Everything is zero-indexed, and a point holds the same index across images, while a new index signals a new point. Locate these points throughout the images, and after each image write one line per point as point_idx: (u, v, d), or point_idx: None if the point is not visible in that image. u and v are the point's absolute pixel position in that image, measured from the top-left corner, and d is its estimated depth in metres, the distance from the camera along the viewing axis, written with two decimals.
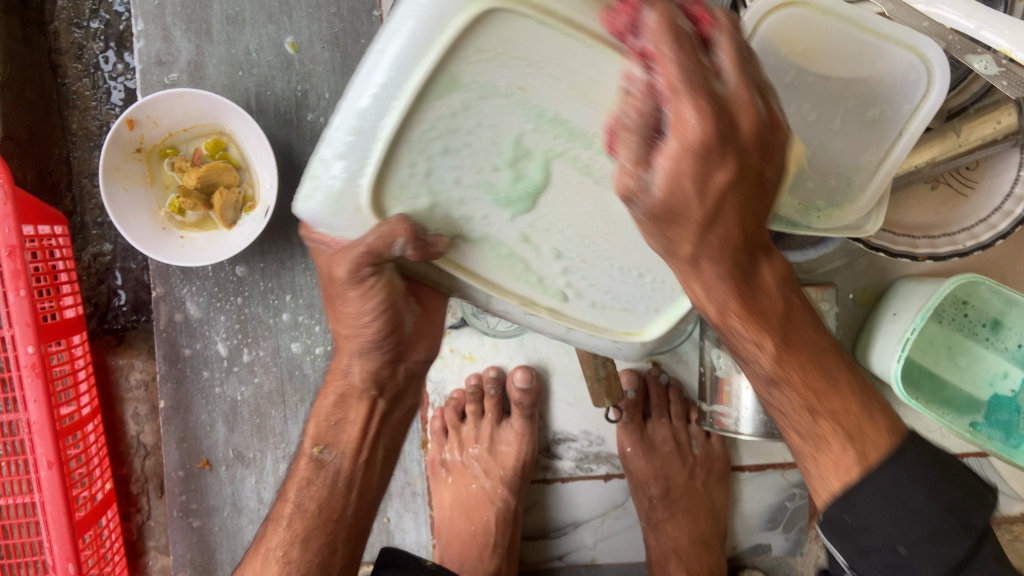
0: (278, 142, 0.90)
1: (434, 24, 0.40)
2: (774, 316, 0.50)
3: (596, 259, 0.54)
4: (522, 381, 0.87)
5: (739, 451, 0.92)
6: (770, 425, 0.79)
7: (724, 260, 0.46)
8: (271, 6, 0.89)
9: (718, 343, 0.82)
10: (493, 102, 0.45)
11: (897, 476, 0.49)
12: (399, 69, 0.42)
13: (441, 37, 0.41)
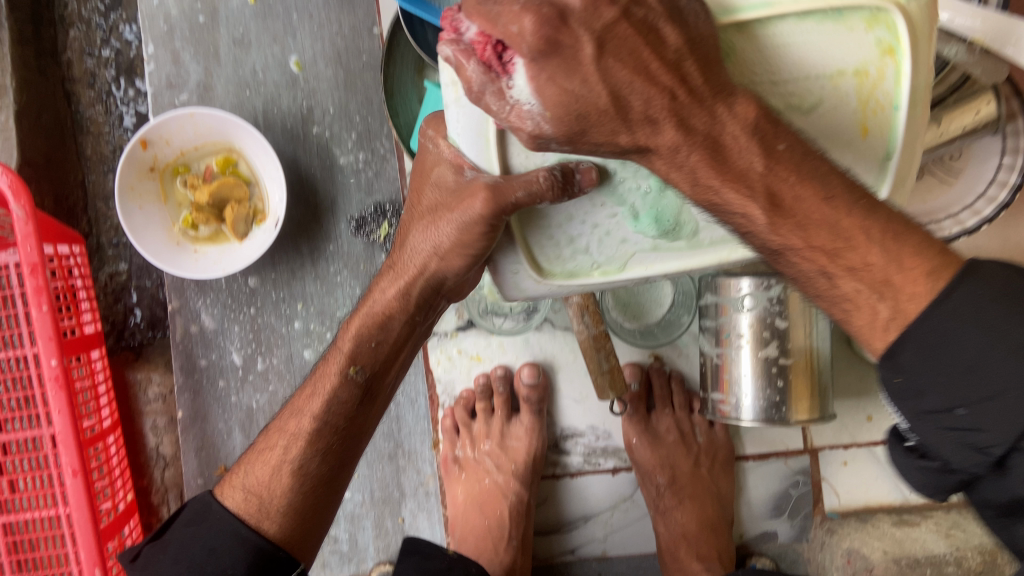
0: (286, 156, 0.94)
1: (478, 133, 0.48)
2: (788, 168, 0.44)
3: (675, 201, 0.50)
4: (528, 378, 0.90)
5: (743, 440, 0.95)
6: (771, 411, 0.82)
7: (703, 149, 0.43)
8: (275, 27, 0.93)
9: (715, 334, 0.85)
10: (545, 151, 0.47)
11: (944, 323, 0.42)
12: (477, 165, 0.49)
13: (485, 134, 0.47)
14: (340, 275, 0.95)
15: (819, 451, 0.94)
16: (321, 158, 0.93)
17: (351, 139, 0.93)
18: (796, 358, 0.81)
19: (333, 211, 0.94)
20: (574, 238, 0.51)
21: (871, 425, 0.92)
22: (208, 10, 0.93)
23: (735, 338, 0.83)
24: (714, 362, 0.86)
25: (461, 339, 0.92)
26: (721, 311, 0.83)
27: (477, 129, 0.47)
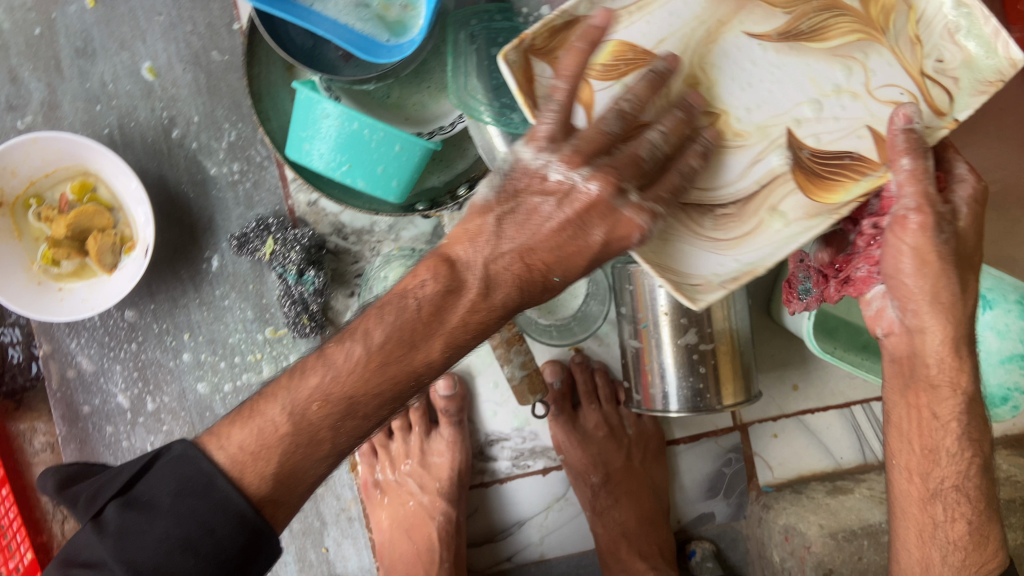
0: (150, 175, 0.85)
1: (737, 263, 0.50)
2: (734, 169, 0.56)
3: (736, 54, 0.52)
4: (446, 390, 0.85)
5: (671, 425, 0.93)
6: (695, 400, 0.78)
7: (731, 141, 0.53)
8: (122, 31, 0.83)
9: (629, 325, 0.81)
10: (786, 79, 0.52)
11: None
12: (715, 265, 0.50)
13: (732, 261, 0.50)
14: (228, 299, 0.87)
15: (748, 427, 0.92)
16: (191, 173, 0.85)
17: (223, 149, 0.85)
18: (718, 343, 0.78)
19: (211, 230, 0.86)
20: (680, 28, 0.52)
21: (796, 394, 0.92)
22: (42, 20, 0.83)
23: (652, 326, 0.79)
24: (635, 349, 0.81)
25: None
26: (635, 297, 0.79)
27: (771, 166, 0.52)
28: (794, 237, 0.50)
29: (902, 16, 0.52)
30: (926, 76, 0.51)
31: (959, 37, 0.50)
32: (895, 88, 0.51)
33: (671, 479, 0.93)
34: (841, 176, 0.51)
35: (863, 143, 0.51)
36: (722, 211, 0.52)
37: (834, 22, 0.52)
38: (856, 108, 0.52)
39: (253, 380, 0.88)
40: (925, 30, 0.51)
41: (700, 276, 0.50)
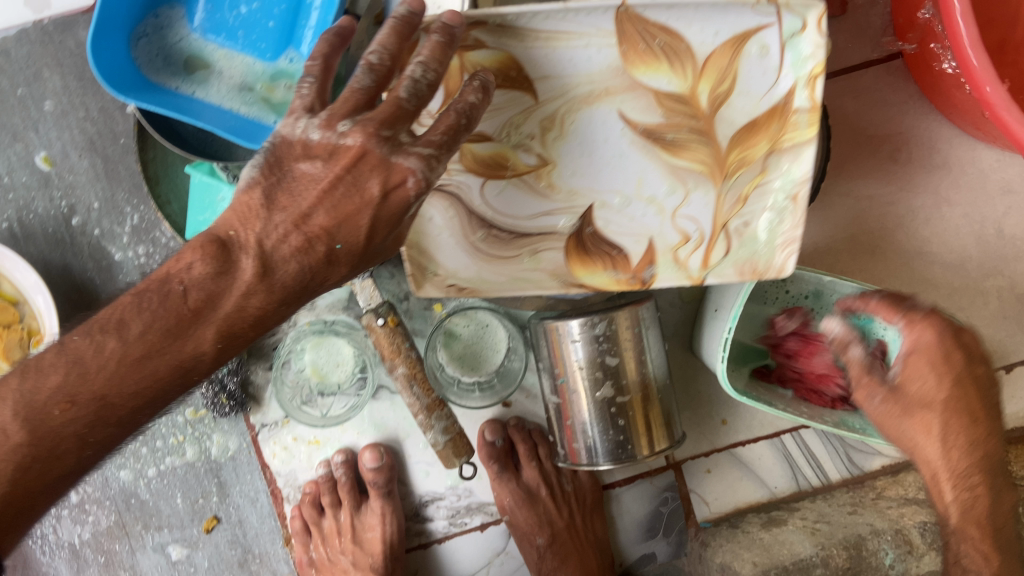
0: (54, 264, 0.84)
1: (473, 269, 0.69)
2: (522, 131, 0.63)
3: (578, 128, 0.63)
4: (372, 461, 0.85)
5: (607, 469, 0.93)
6: (618, 451, 0.78)
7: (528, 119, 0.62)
8: (14, 123, 0.82)
9: (547, 379, 0.81)
10: (613, 169, 0.64)
11: None
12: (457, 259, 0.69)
13: (474, 277, 0.69)
14: None
15: (682, 464, 0.93)
16: (95, 259, 0.84)
17: (126, 233, 0.84)
18: (633, 394, 0.78)
19: None
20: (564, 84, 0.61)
21: (726, 429, 0.92)
22: None
23: (571, 382, 0.78)
24: (556, 405, 0.81)
25: (294, 426, 0.87)
26: (553, 353, 0.79)
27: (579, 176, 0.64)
28: (526, 280, 0.69)
29: (749, 174, 0.63)
30: (725, 228, 0.65)
31: (769, 216, 0.64)
32: (693, 223, 0.65)
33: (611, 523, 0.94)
34: (598, 258, 0.67)
35: (634, 246, 0.66)
36: (494, 235, 0.67)
37: (692, 144, 0.62)
38: (655, 220, 0.65)
39: (177, 463, 0.87)
40: (754, 197, 0.64)
41: (439, 267, 0.69)
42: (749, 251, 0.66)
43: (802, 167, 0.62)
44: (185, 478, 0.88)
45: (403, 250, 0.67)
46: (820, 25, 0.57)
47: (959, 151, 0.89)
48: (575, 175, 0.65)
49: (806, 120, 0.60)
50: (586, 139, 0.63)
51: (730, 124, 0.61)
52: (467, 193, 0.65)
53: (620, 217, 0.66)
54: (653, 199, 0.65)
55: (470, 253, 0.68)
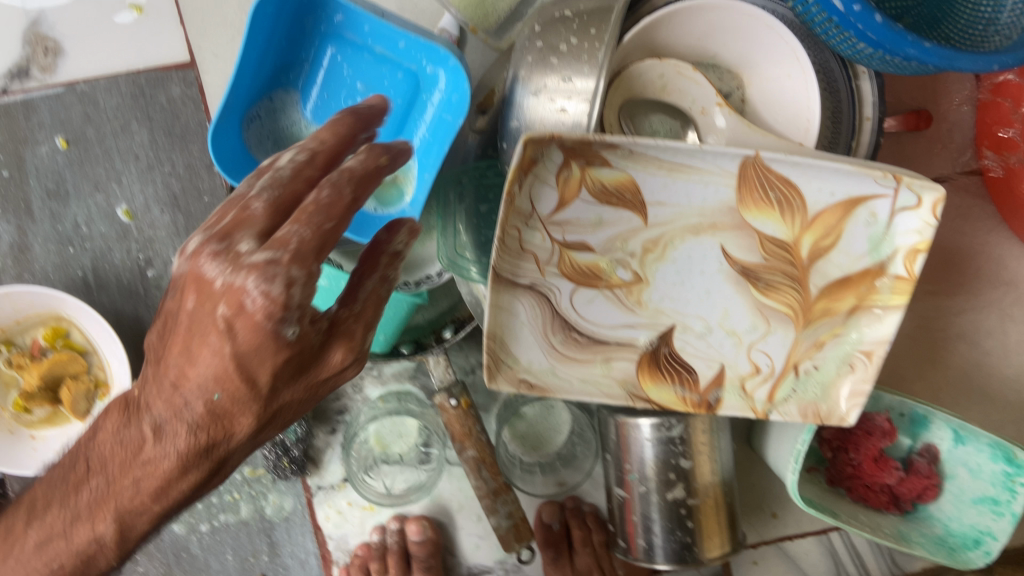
0: (125, 316, 0.84)
1: (544, 357, 0.67)
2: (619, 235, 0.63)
3: (676, 252, 0.64)
4: (418, 534, 0.85)
5: None
6: (683, 552, 0.78)
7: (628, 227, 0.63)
8: (97, 173, 0.82)
9: (612, 470, 0.82)
10: (701, 295, 0.66)
11: None
12: (533, 346, 0.67)
13: (545, 368, 0.68)
14: None
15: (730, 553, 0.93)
16: None
17: None
18: (703, 497, 0.78)
19: None
20: (674, 210, 0.63)
21: (776, 522, 0.93)
22: (13, 163, 0.82)
23: (640, 478, 0.78)
24: (621, 496, 0.81)
25: (350, 491, 0.87)
26: (624, 450, 0.79)
27: (670, 285, 0.66)
28: (597, 385, 0.68)
29: (828, 324, 0.67)
30: (795, 368, 0.68)
31: (840, 365, 0.68)
32: (764, 357, 0.68)
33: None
34: (667, 375, 0.69)
35: (704, 368, 0.69)
36: (574, 338, 0.67)
37: (785, 288, 0.66)
38: (731, 349, 0.68)
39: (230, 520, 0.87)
40: (829, 344, 0.68)
41: (516, 359, 0.67)
42: (814, 393, 0.69)
43: (882, 329, 0.65)
44: (237, 535, 0.88)
45: (485, 340, 0.65)
46: (935, 207, 0.59)
47: None
48: (663, 295, 0.66)
49: (892, 286, 0.64)
50: (681, 265, 0.65)
51: (824, 276, 0.65)
52: (556, 297, 0.65)
53: (696, 341, 0.68)
54: (732, 331, 0.68)
55: (547, 345, 0.67)
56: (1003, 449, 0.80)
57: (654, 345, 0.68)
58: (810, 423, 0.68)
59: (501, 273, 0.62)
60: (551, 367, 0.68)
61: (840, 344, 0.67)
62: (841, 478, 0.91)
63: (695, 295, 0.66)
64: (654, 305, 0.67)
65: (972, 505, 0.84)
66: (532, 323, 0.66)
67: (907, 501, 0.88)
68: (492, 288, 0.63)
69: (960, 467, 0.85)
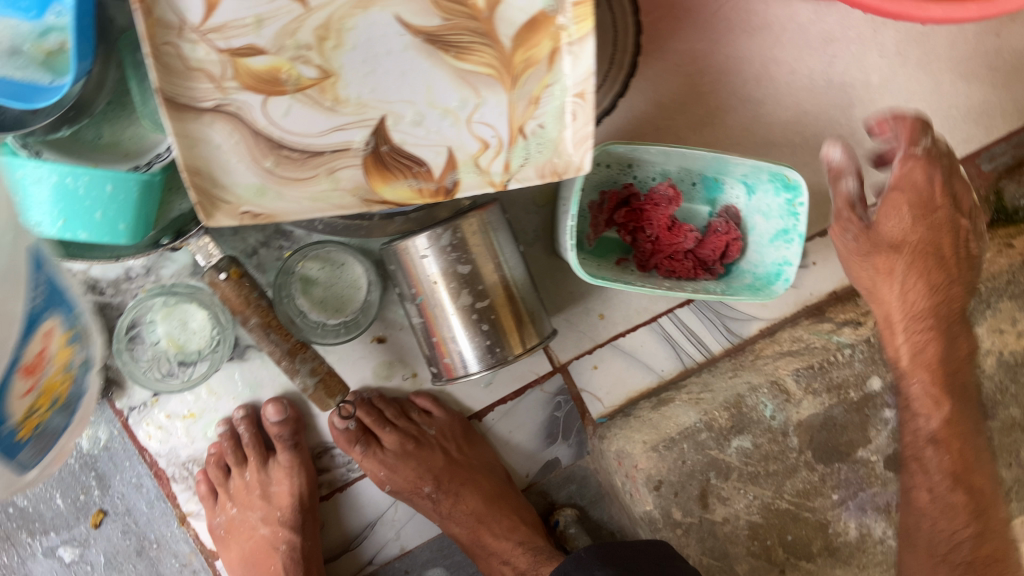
0: None
1: (260, 177, 0.63)
2: (288, 29, 0.61)
3: (353, 33, 0.63)
4: (276, 415, 0.84)
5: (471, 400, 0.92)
6: (489, 357, 0.78)
7: (291, 18, 0.61)
8: None
9: (406, 304, 0.81)
10: (398, 75, 0.64)
11: None
12: (244, 172, 0.63)
13: (267, 197, 0.63)
14: None
15: (567, 366, 0.92)
16: None
17: None
18: (493, 297, 0.78)
19: None
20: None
21: (605, 322, 0.92)
22: None
23: (430, 296, 0.77)
24: (421, 324, 0.80)
25: (165, 403, 0.84)
26: (410, 275, 0.77)
27: (363, 71, 0.64)
28: (327, 200, 0.65)
29: (537, 74, 0.65)
30: (521, 131, 0.66)
31: (561, 115, 0.66)
32: (488, 128, 0.66)
33: (495, 449, 0.93)
34: (398, 172, 0.66)
35: (434, 155, 0.66)
36: (286, 156, 0.63)
37: (477, 46, 0.64)
38: (452, 129, 0.66)
39: None
40: (545, 98, 0.66)
41: (232, 192, 0.62)
42: (547, 150, 0.67)
43: (583, 64, 0.64)
44: (61, 477, 0.84)
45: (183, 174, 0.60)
46: None
47: (776, 8, 0.88)
48: (359, 86, 0.64)
49: (573, 13, 0.63)
50: (364, 48, 0.63)
51: (509, 23, 0.64)
52: (249, 111, 0.62)
53: (415, 128, 0.66)
54: (445, 107, 0.66)
55: (257, 169, 0.63)
56: (779, 177, 0.83)
57: (374, 143, 0.65)
58: (550, 183, 0.67)
59: (171, 96, 0.59)
60: (273, 191, 0.63)
61: (557, 92, 0.66)
62: (646, 262, 0.88)
63: (391, 75, 0.64)
64: (356, 98, 0.64)
65: (770, 245, 0.86)
66: (234, 147, 0.62)
67: (716, 264, 0.88)
68: (167, 111, 0.59)
69: (757, 215, 0.87)
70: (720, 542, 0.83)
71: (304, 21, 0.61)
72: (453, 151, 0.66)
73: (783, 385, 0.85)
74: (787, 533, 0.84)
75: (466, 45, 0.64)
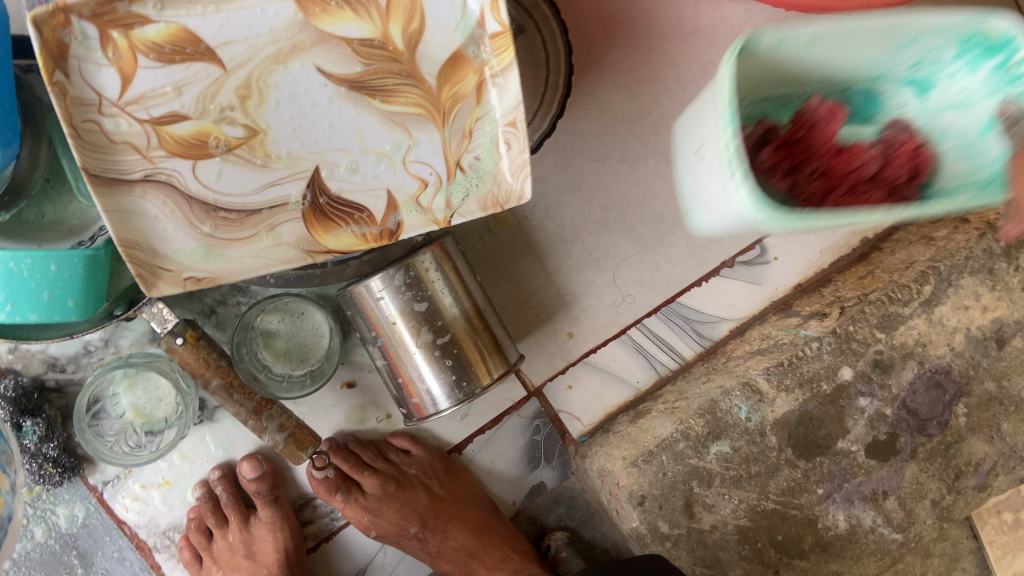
0: None
1: (198, 243, 0.62)
2: (209, 91, 0.61)
3: (276, 90, 0.62)
4: (252, 472, 0.83)
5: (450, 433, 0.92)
6: (457, 391, 0.78)
7: (212, 81, 0.61)
8: None
9: (369, 348, 0.81)
10: (328, 125, 0.64)
11: None
12: (182, 239, 0.62)
13: (207, 261, 0.62)
14: None
15: (542, 390, 0.91)
16: None
17: None
18: (454, 330, 0.77)
19: None
20: (250, 46, 0.61)
21: (573, 341, 0.91)
22: None
23: (392, 338, 0.77)
24: (386, 366, 0.79)
25: (138, 473, 0.83)
26: (368, 319, 0.77)
27: (292, 126, 0.63)
28: (270, 256, 0.64)
29: (466, 109, 0.66)
30: (458, 166, 0.66)
31: (496, 145, 0.66)
32: (425, 168, 0.66)
33: (478, 479, 0.92)
34: (339, 221, 0.65)
35: (373, 200, 0.66)
36: (223, 219, 0.63)
37: (402, 88, 0.64)
38: (388, 172, 0.66)
39: (28, 548, 0.82)
40: (478, 131, 0.66)
41: (171, 261, 0.62)
42: (487, 181, 0.66)
43: (509, 93, 0.64)
44: (43, 559, 0.83)
45: (119, 248, 0.59)
46: None
47: (706, 13, 0.89)
48: (290, 141, 0.64)
49: (493, 46, 0.64)
50: (289, 103, 0.63)
51: (432, 62, 0.64)
52: (180, 178, 0.61)
53: (352, 176, 0.65)
54: (379, 152, 0.65)
55: (194, 235, 0.62)
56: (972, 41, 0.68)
57: (312, 195, 0.65)
58: (493, 214, 0.66)
59: (98, 172, 0.59)
60: (214, 255, 0.63)
61: (488, 124, 0.66)
62: (819, 202, 0.72)
63: (321, 127, 0.64)
64: (288, 153, 0.64)
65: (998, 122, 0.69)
66: (169, 216, 0.61)
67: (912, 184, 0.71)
68: (95, 187, 0.59)
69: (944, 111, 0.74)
70: (711, 551, 0.84)
71: (225, 82, 0.61)
72: (392, 193, 0.66)
73: (755, 386, 0.84)
74: (777, 534, 0.85)
75: (392, 88, 0.64)
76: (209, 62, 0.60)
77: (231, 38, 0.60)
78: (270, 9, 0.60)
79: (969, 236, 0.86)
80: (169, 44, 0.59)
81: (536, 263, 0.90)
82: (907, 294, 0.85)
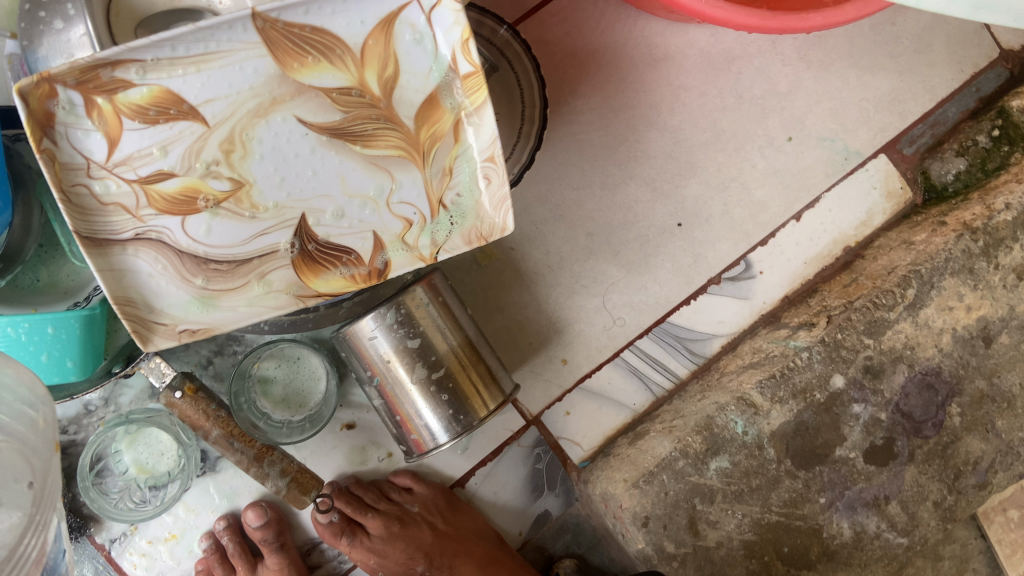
0: None
1: (191, 293, 0.64)
2: (194, 147, 0.62)
3: (259, 142, 0.64)
4: (257, 519, 0.83)
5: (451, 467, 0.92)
6: (455, 425, 0.79)
7: (196, 137, 0.62)
8: None
9: (366, 388, 0.82)
10: (311, 174, 0.65)
11: None
12: (175, 291, 0.64)
13: (200, 311, 0.64)
14: None
15: (540, 418, 0.92)
16: None
17: None
18: (449, 365, 0.79)
19: None
20: (230, 101, 0.62)
21: (568, 367, 0.92)
22: None
23: (387, 377, 0.78)
24: (383, 405, 0.80)
25: (144, 529, 0.83)
26: (363, 359, 0.78)
27: (276, 177, 0.65)
28: (262, 304, 0.66)
29: (445, 148, 0.68)
30: (441, 203, 0.68)
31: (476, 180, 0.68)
32: (409, 207, 0.68)
33: (482, 512, 0.92)
34: (327, 264, 0.67)
35: (360, 242, 0.67)
36: (214, 270, 0.64)
37: (382, 132, 0.66)
38: (372, 215, 0.67)
39: None
40: (458, 168, 0.68)
41: (165, 314, 0.63)
42: (469, 216, 0.69)
43: (486, 129, 0.66)
44: None
45: (115, 306, 0.61)
46: None
47: (674, 39, 0.92)
48: (274, 191, 0.65)
49: (466, 87, 0.66)
50: (272, 154, 0.64)
51: (409, 104, 0.66)
52: (170, 234, 0.63)
53: (338, 220, 0.67)
54: (363, 195, 0.67)
55: (187, 287, 0.64)
56: None
57: (299, 242, 0.66)
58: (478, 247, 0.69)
59: (89, 234, 0.61)
60: (208, 304, 0.64)
61: (467, 160, 0.68)
62: None
63: (303, 176, 0.65)
64: (273, 203, 0.65)
65: None
66: (162, 271, 0.63)
67: None
68: (87, 249, 0.60)
69: None
70: (718, 567, 0.84)
71: (209, 138, 0.63)
72: (377, 234, 0.68)
73: (750, 400, 0.85)
74: (782, 546, 0.85)
75: (371, 133, 0.66)
76: (192, 120, 0.62)
77: (212, 95, 0.62)
78: (249, 65, 0.62)
79: (946, 238, 0.88)
80: (153, 106, 0.61)
81: (525, 293, 0.92)
82: (892, 299, 0.87)
